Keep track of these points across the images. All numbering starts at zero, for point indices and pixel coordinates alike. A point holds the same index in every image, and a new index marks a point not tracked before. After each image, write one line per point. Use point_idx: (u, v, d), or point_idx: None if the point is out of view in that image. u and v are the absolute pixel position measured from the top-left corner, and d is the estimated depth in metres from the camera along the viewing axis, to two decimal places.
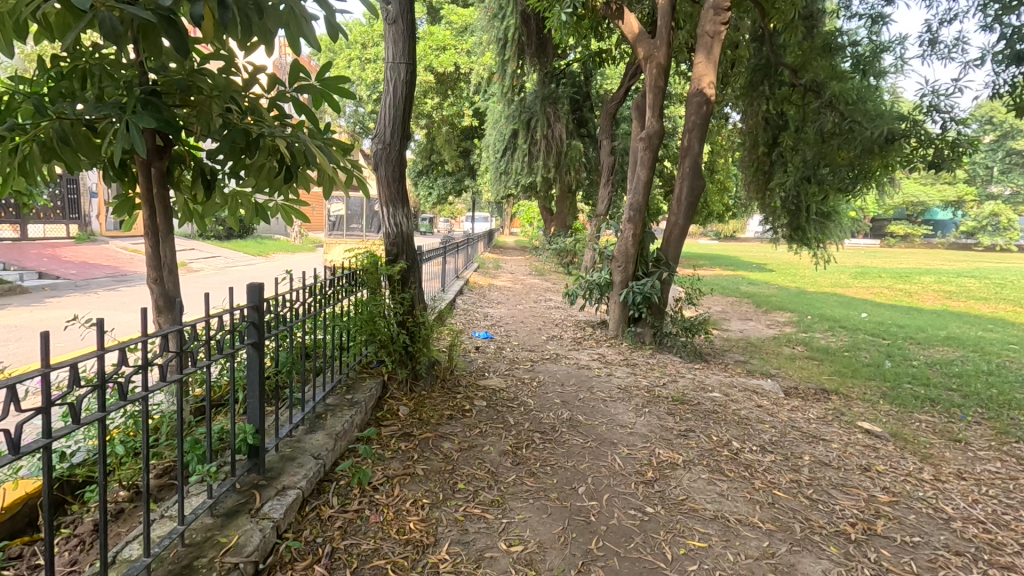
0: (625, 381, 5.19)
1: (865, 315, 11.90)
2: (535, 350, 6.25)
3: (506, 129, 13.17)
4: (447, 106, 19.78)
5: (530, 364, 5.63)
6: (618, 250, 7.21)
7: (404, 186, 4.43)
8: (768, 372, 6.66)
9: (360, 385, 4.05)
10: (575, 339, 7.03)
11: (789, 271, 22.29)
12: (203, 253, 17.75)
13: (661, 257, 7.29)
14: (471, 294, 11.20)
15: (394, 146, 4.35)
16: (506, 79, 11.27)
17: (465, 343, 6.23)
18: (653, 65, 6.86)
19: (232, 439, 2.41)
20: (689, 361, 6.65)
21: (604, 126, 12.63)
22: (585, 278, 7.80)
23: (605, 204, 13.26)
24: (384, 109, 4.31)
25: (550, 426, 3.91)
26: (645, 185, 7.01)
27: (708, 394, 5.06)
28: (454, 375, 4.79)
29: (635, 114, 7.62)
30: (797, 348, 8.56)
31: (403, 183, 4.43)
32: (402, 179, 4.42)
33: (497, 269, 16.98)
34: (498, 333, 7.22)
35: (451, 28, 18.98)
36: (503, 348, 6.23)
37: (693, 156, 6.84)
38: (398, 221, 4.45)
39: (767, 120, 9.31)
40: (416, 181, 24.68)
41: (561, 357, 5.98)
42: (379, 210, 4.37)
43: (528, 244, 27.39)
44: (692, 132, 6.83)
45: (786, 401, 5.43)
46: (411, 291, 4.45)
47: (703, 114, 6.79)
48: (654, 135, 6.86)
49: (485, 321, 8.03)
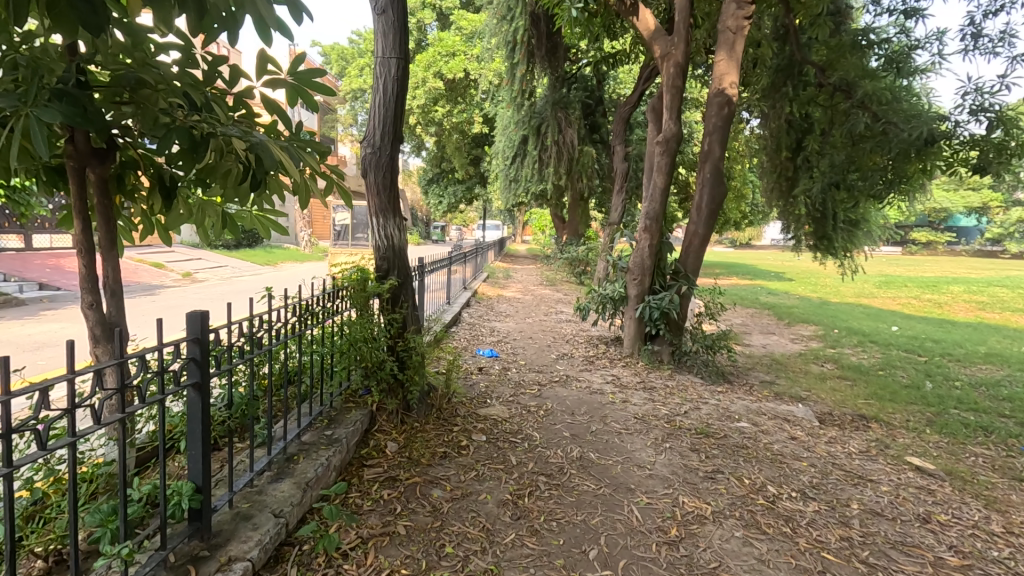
0: (642, 409, 4.68)
1: (896, 328, 11.24)
2: (543, 371, 5.76)
3: (516, 135, 12.75)
4: (457, 113, 19.47)
5: (537, 388, 5.14)
6: (633, 262, 6.71)
7: (395, 194, 4.00)
8: (798, 395, 6.10)
9: (343, 418, 3.60)
10: (587, 358, 6.53)
11: (810, 281, 21.57)
12: (210, 263, 17.55)
13: (680, 269, 6.77)
14: (478, 306, 10.75)
15: (385, 149, 3.92)
16: (515, 83, 10.88)
17: (468, 363, 5.78)
18: (670, 64, 6.37)
19: (162, 505, 1.97)
20: (712, 383, 6.11)
21: (617, 131, 12.16)
22: (598, 291, 7.31)
23: (619, 212, 12.76)
24: (373, 108, 3.89)
25: (558, 468, 3.42)
26: (663, 191, 6.51)
27: (735, 424, 4.53)
28: (452, 402, 4.32)
29: (651, 115, 7.14)
30: (826, 365, 7.99)
31: (395, 190, 4.01)
32: (394, 187, 4.00)
33: (507, 279, 16.55)
34: (503, 351, 6.75)
35: (461, 34, 18.67)
36: (508, 369, 5.76)
37: (714, 160, 6.35)
38: (388, 234, 4.02)
39: (791, 122, 8.77)
40: (426, 189, 24.39)
41: (572, 380, 5.48)
42: (367, 221, 3.95)
43: (540, 252, 26.92)
44: (713, 135, 6.34)
45: (823, 431, 4.88)
46: (403, 311, 4.00)
47: (725, 115, 6.29)
48: (673, 138, 6.37)
49: (491, 337, 7.57)
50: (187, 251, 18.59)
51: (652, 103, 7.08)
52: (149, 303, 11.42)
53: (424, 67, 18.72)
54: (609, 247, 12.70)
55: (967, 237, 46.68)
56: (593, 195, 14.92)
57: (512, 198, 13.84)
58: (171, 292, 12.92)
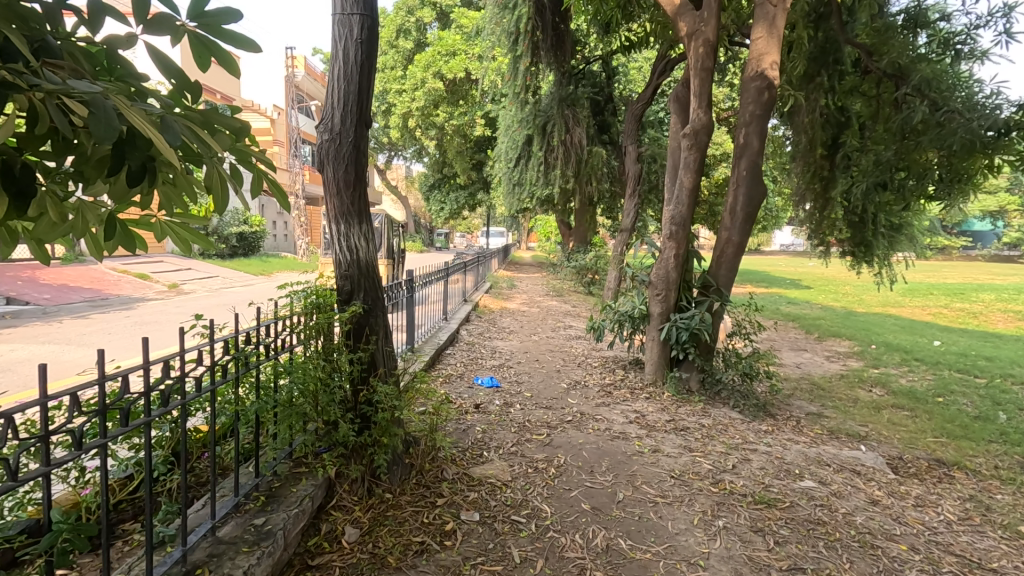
0: (679, 464, 3.73)
1: (938, 343, 10.19)
2: (553, 408, 4.80)
3: (519, 135, 11.85)
4: (458, 116, 18.63)
5: (545, 433, 4.17)
6: (656, 275, 5.74)
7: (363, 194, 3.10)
8: (856, 434, 5.13)
9: (286, 493, 2.67)
10: (603, 388, 5.55)
11: (830, 288, 20.53)
12: (199, 273, 16.74)
13: (710, 282, 5.80)
14: (479, 320, 9.80)
15: (348, 136, 3.01)
16: (518, 78, 9.98)
17: (463, 398, 4.84)
18: (699, 43, 5.44)
19: None
20: (755, 419, 5.13)
21: (629, 129, 11.26)
22: (613, 308, 6.35)
23: (632, 218, 11.80)
24: (332, 82, 3.00)
25: (577, 570, 2.48)
26: (691, 193, 5.59)
27: (799, 484, 3.56)
28: (437, 460, 3.39)
29: (673, 106, 6.21)
30: (874, 391, 7.00)
31: (363, 188, 3.11)
32: (362, 183, 3.11)
33: (512, 288, 15.64)
34: (505, 379, 5.78)
35: (462, 33, 17.89)
36: (511, 405, 4.82)
37: (752, 155, 5.44)
38: (352, 244, 3.07)
39: (826, 117, 7.84)
40: (427, 195, 23.57)
41: (587, 420, 4.52)
42: (326, 229, 3.03)
43: (546, 260, 26.11)
44: (747, 125, 5.45)
45: (904, 488, 3.91)
46: (371, 347, 3.06)
47: (764, 102, 5.36)
48: (703, 129, 5.45)
49: (491, 361, 6.60)
50: (176, 261, 17.80)
51: (675, 93, 6.17)
52: (123, 318, 10.56)
53: (423, 67, 18.07)
54: (622, 256, 11.75)
55: (982, 241, 45.34)
56: (601, 200, 14.01)
57: (516, 203, 13.15)
58: (149, 305, 11.99)
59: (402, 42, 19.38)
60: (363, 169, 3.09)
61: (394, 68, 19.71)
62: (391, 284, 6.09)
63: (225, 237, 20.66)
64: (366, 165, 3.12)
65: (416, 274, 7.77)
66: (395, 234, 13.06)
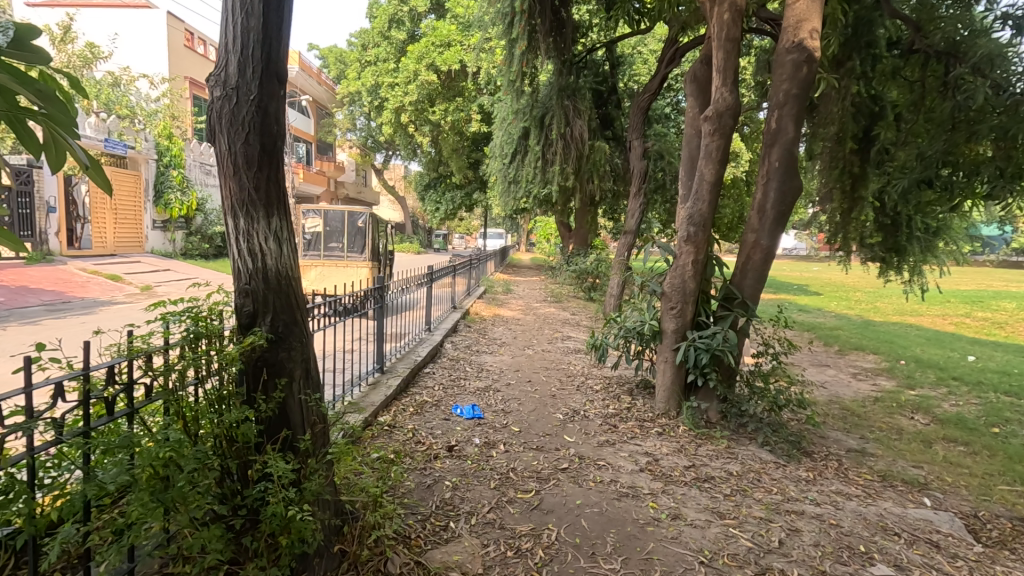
0: (708, 537, 2.83)
1: (973, 359, 9.27)
2: (544, 451, 3.88)
3: (516, 129, 10.96)
4: (452, 111, 17.76)
5: (533, 490, 3.26)
6: (671, 285, 4.81)
7: (275, 178, 2.22)
8: (914, 480, 4.23)
9: None
10: (606, 421, 4.63)
11: (842, 295, 19.61)
12: (179, 275, 15.87)
13: (734, 294, 4.87)
14: (469, 330, 8.91)
15: (248, 92, 2.11)
16: (514, 64, 9.10)
17: (434, 437, 3.95)
18: (724, 7, 4.54)
19: None
20: (791, 463, 4.23)
21: (635, 122, 10.41)
22: (618, 322, 5.43)
23: (637, 220, 10.89)
24: (228, 16, 2.12)
25: None
26: (714, 190, 4.68)
27: (870, 571, 2.66)
28: (381, 543, 2.46)
29: (689, 87, 5.31)
30: (917, 418, 6.10)
31: (277, 171, 2.24)
32: (275, 162, 2.23)
33: (508, 293, 14.76)
34: (490, 407, 4.89)
35: (457, 23, 17.09)
36: (493, 445, 3.92)
37: (785, 142, 4.55)
38: (257, 246, 2.16)
39: (857, 106, 6.98)
40: (422, 195, 22.68)
41: (587, 470, 3.60)
42: (223, 224, 2.16)
43: (545, 262, 25.28)
44: (777, 110, 4.60)
45: (1001, 567, 3.00)
46: (282, 396, 2.17)
47: (802, 78, 4.48)
48: (727, 112, 4.56)
49: (476, 382, 5.68)
50: (156, 261, 16.91)
51: (692, 71, 5.26)
52: (80, 324, 9.69)
53: (416, 58, 17.26)
54: (625, 260, 10.86)
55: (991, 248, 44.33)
56: (603, 200, 13.14)
57: (512, 202, 12.28)
58: (114, 310, 11.10)
59: (395, 33, 18.56)
60: (276, 142, 2.21)
61: (387, 61, 18.84)
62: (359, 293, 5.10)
63: (210, 236, 19.79)
64: (280, 139, 2.25)
65: (395, 281, 6.77)
66: (382, 235, 12.14)
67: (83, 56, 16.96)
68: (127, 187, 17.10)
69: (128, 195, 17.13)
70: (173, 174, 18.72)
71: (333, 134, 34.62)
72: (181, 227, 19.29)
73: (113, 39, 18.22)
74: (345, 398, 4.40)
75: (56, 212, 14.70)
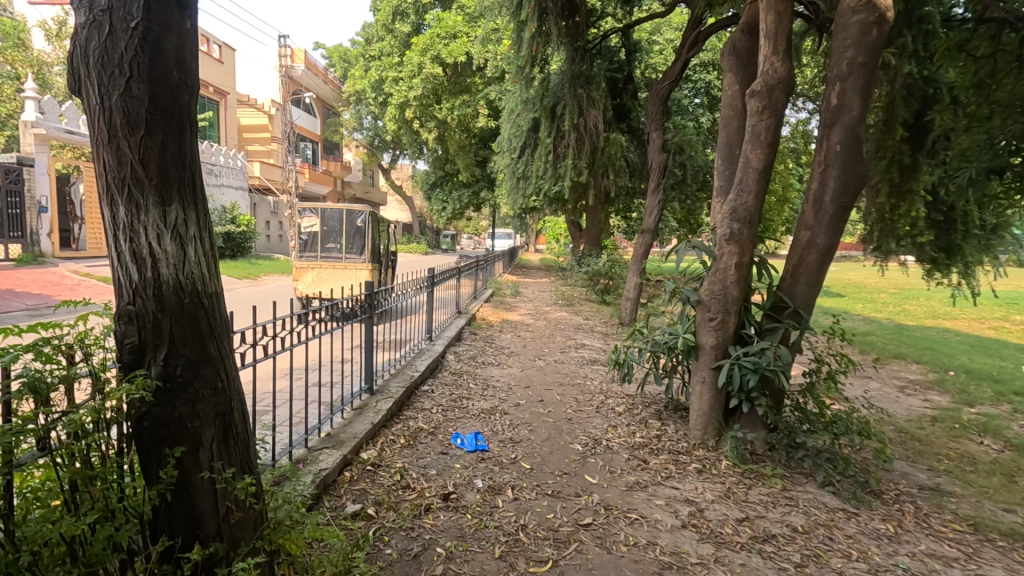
0: None
1: None
2: (562, 499, 3.17)
3: (525, 121, 10.24)
4: (459, 106, 17.09)
5: (549, 559, 2.54)
6: (710, 292, 4.09)
7: (178, 151, 1.52)
8: (1013, 531, 3.47)
9: None
10: (634, 455, 3.90)
11: (868, 298, 18.68)
12: None
13: (784, 303, 4.11)
14: (474, 338, 8.20)
15: (127, 17, 1.42)
16: (522, 49, 8.39)
17: (427, 479, 3.26)
18: None
19: None
20: (860, 510, 3.48)
21: (654, 113, 9.72)
22: (643, 335, 4.70)
23: (655, 218, 10.10)
24: None
25: None
26: (762, 179, 3.93)
27: None
28: None
29: (727, 60, 4.58)
30: (988, 443, 5.31)
31: (182, 142, 1.55)
32: (179, 128, 1.54)
33: (517, 296, 14.04)
34: (496, 436, 4.18)
35: (463, 14, 16.42)
36: (499, 490, 3.22)
37: (850, 122, 3.81)
38: (143, 246, 1.47)
39: (908, 88, 6.15)
40: (428, 194, 22.03)
41: (616, 526, 2.89)
42: (98, 215, 1.48)
43: (555, 263, 24.52)
44: (835, 83, 3.87)
45: None
46: (171, 484, 1.59)
47: (871, 44, 3.72)
48: (779, 85, 3.81)
49: (481, 402, 4.96)
50: None
51: (732, 42, 4.52)
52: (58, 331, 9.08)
53: (421, 51, 16.61)
54: (642, 261, 10.12)
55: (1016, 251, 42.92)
56: (617, 197, 12.39)
57: (521, 199, 11.51)
58: None
59: (399, 26, 17.93)
60: (179, 98, 1.52)
61: (391, 54, 18.21)
62: (352, 299, 4.40)
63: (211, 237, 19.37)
64: (188, 96, 1.57)
65: (394, 285, 6.11)
66: (383, 235, 11.43)
67: None
68: None
69: None
70: None
71: (338, 133, 34.09)
72: None
73: None
74: (325, 427, 3.72)
75: (48, 211, 14.07)
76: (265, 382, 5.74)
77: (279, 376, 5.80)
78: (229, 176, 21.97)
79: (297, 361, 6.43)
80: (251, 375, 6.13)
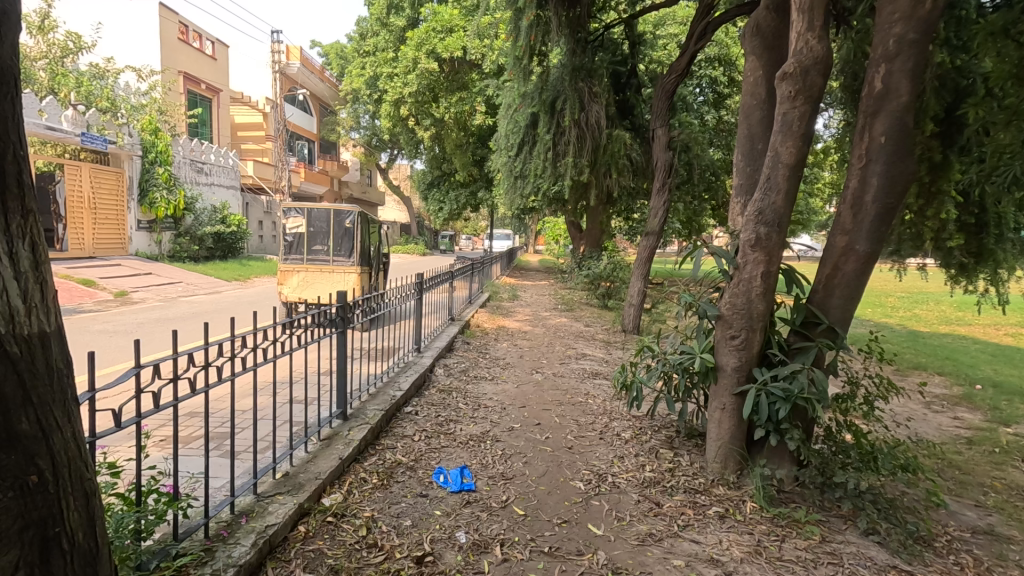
0: None
1: None
2: (561, 560, 2.63)
3: (522, 117, 9.70)
4: (456, 103, 16.56)
5: None
6: (729, 306, 3.55)
7: (2, 94, 1.36)
8: None
9: None
10: (645, 497, 3.35)
11: (879, 302, 18.08)
12: (160, 280, 14.78)
13: (814, 317, 3.58)
14: (467, 348, 7.65)
15: None
16: (520, 39, 7.84)
17: (398, 534, 2.72)
18: None
19: None
20: (912, 566, 2.94)
21: (660, 107, 9.17)
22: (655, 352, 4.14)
23: (660, 219, 9.55)
24: None
25: None
26: (793, 176, 3.38)
27: None
28: None
29: (750, 42, 4.04)
30: None
31: (6, 83, 1.38)
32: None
33: (515, 300, 13.47)
34: (485, 470, 3.63)
35: (460, 7, 15.87)
36: (485, 546, 2.69)
37: (893, 108, 3.29)
38: None
39: (939, 79, 5.60)
40: (426, 194, 21.47)
41: None
42: None
43: (555, 265, 23.96)
44: (879, 64, 3.34)
45: None
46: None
47: (923, 17, 3.19)
48: (815, 65, 3.25)
49: (469, 426, 4.41)
50: (137, 264, 15.83)
51: (756, 19, 3.98)
52: None
53: (416, 45, 16.00)
54: (645, 264, 9.59)
55: None
56: (620, 197, 11.84)
57: (518, 200, 10.95)
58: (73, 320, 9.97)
59: (394, 20, 17.41)
60: (5, 37, 1.37)
61: (386, 49, 17.71)
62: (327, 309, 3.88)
63: (200, 237, 18.85)
64: (14, 33, 1.41)
65: (384, 290, 5.80)
66: (374, 237, 10.86)
67: (65, 46, 16.02)
68: (109, 186, 16.05)
69: (110, 193, 16.08)
70: (159, 172, 17.39)
71: (335, 131, 33.55)
72: (169, 228, 18.19)
73: (97, 29, 17.20)
74: (282, 465, 3.18)
75: None
76: (235, 400, 5.21)
77: (252, 393, 5.28)
78: (221, 175, 21.39)
79: (273, 374, 5.90)
80: (223, 391, 5.61)
